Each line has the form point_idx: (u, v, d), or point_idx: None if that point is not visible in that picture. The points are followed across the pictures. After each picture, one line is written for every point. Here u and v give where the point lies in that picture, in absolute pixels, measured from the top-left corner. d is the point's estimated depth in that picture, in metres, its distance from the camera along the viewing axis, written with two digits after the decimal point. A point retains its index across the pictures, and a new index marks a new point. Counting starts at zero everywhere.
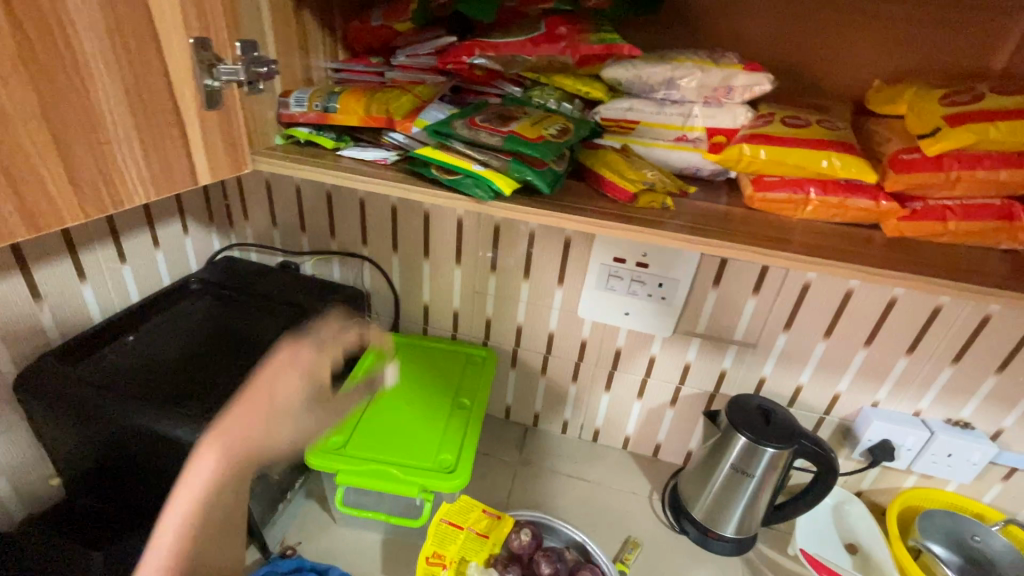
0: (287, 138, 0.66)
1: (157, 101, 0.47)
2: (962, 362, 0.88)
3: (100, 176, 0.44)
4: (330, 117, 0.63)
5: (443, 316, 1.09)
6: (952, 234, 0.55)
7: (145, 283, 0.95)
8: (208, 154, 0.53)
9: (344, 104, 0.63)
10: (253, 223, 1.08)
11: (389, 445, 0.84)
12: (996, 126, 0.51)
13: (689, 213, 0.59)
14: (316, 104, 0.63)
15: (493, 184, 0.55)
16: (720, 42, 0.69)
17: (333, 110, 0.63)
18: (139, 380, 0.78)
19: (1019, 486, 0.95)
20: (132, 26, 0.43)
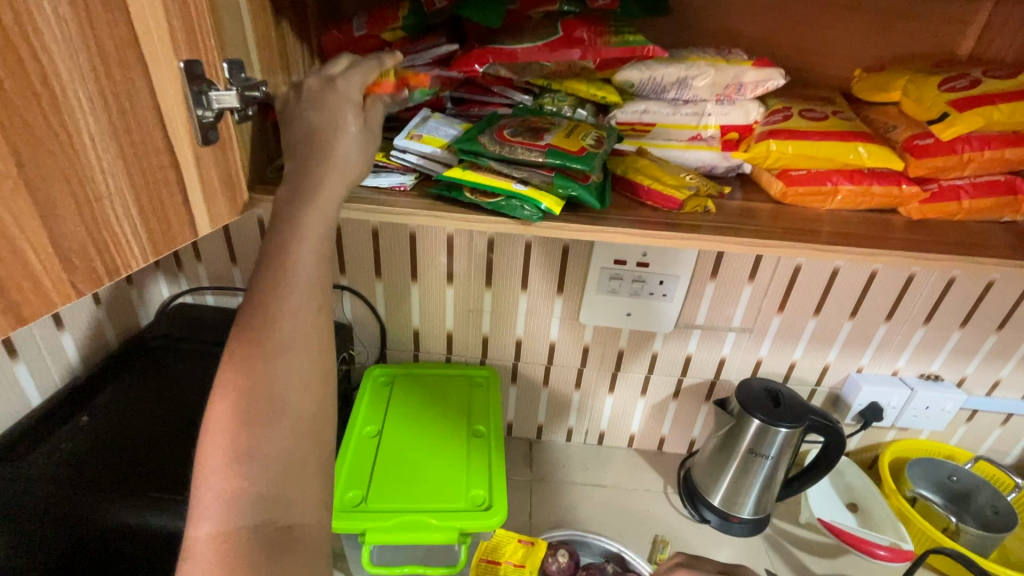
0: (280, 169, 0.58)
1: (149, 142, 0.38)
2: (931, 321, 0.96)
3: (91, 241, 0.35)
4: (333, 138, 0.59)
5: (436, 340, 1.03)
6: (964, 212, 0.60)
7: (89, 347, 0.80)
8: (207, 199, 0.45)
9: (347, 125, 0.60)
10: (206, 262, 0.93)
11: (414, 494, 0.79)
12: (999, 109, 0.55)
13: (724, 215, 0.59)
14: None
15: (541, 203, 0.54)
16: (718, 38, 0.68)
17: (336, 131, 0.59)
18: (107, 466, 0.66)
19: (979, 424, 1.07)
20: (116, 51, 0.35)
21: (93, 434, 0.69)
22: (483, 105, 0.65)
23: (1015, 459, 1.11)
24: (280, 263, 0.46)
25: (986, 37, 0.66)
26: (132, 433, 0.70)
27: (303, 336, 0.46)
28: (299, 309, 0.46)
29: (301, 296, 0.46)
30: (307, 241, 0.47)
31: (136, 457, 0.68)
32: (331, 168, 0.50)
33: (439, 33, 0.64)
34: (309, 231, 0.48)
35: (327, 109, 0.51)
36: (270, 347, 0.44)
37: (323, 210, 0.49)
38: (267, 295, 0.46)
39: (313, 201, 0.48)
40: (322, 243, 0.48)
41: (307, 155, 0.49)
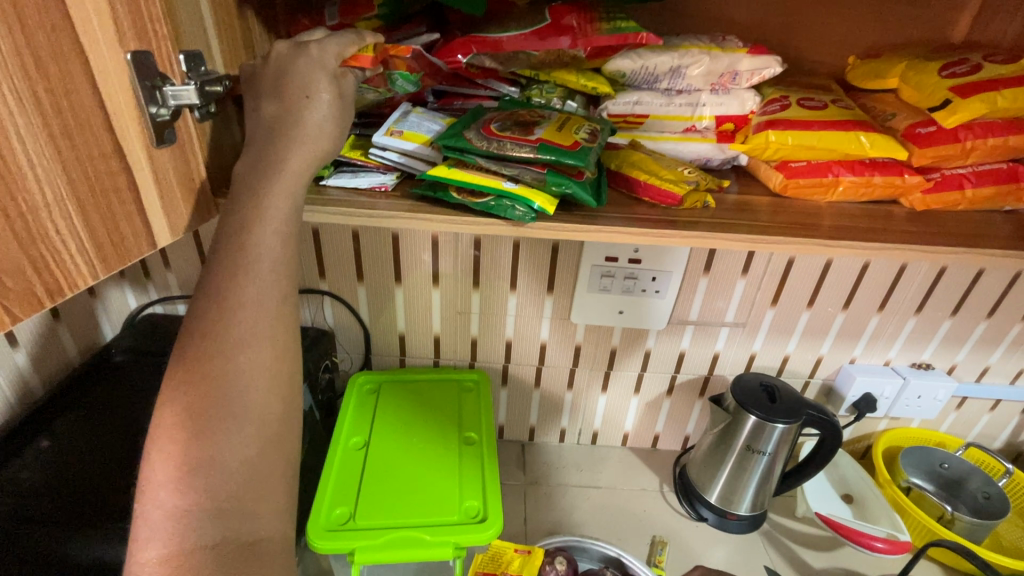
0: None
1: (94, 146, 0.34)
2: (923, 311, 0.95)
3: (27, 260, 0.31)
4: None
5: (423, 343, 0.99)
6: (966, 202, 0.58)
7: (50, 366, 0.75)
8: (165, 206, 0.40)
9: None
10: (176, 270, 0.88)
11: (405, 508, 0.76)
12: (1001, 94, 0.54)
13: (723, 210, 0.57)
14: None
15: (533, 202, 0.51)
16: (711, 24, 0.66)
17: None
18: (71, 495, 0.61)
19: (969, 411, 1.07)
20: (49, 42, 0.30)
21: (55, 461, 0.65)
22: (467, 98, 0.61)
23: (1003, 443, 1.12)
24: (241, 246, 0.42)
25: (983, 18, 0.64)
26: (99, 457, 0.66)
27: (276, 351, 0.42)
28: (264, 300, 0.42)
29: (264, 283, 0.42)
30: (271, 225, 0.43)
31: (102, 484, 0.63)
32: (301, 143, 0.45)
33: (418, 21, 0.61)
34: (273, 213, 0.43)
35: (299, 76, 0.46)
36: (242, 366, 0.40)
37: (289, 187, 0.45)
38: (229, 284, 0.41)
39: (278, 176, 0.44)
40: (288, 227, 0.44)
41: (275, 131, 0.45)
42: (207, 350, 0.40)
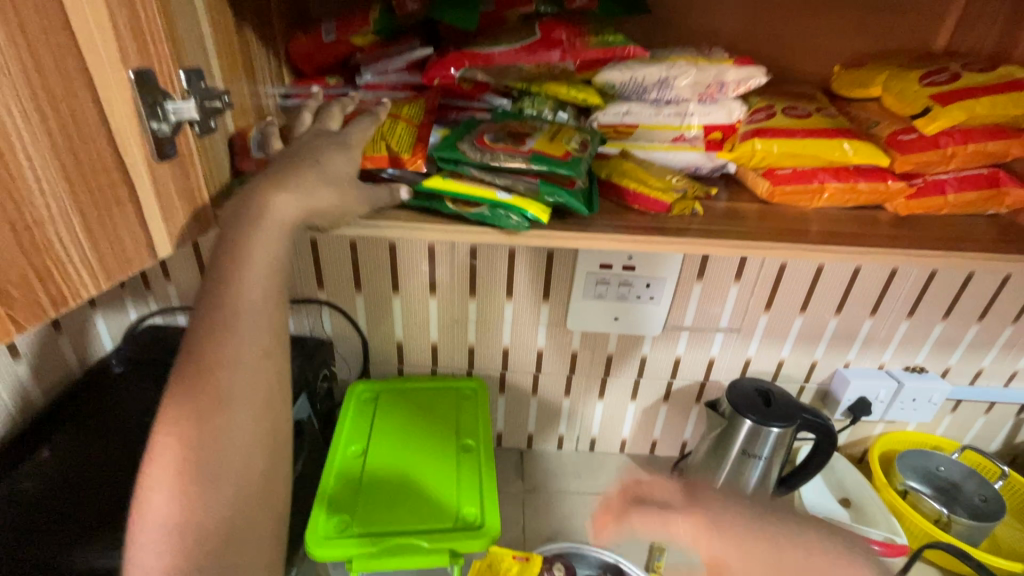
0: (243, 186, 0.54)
1: (95, 160, 0.35)
2: (915, 315, 0.96)
3: (31, 271, 0.32)
4: None
5: (421, 352, 1.00)
6: (949, 207, 0.60)
7: (51, 377, 0.77)
8: (167, 218, 0.41)
9: None
10: (175, 280, 0.88)
11: (402, 516, 0.76)
12: (979, 102, 0.56)
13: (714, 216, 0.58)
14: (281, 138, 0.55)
15: (528, 212, 0.52)
16: (698, 36, 0.67)
17: None
18: (71, 504, 0.62)
19: (963, 414, 1.08)
20: (54, 61, 0.32)
21: (56, 472, 0.65)
22: (461, 110, 0.63)
23: (1000, 445, 1.13)
24: (223, 294, 0.43)
25: (962, 28, 0.66)
26: (98, 467, 0.66)
27: (264, 371, 0.44)
28: (243, 353, 0.43)
29: (243, 337, 0.43)
30: (255, 274, 0.44)
31: (101, 493, 0.64)
32: (299, 191, 0.45)
33: (413, 36, 0.62)
34: (256, 260, 0.44)
35: (308, 144, 0.49)
36: (240, 377, 0.43)
37: (275, 235, 0.45)
38: (211, 333, 0.43)
39: (260, 224, 0.44)
40: (269, 273, 0.45)
41: (271, 173, 0.45)
42: (206, 369, 0.42)
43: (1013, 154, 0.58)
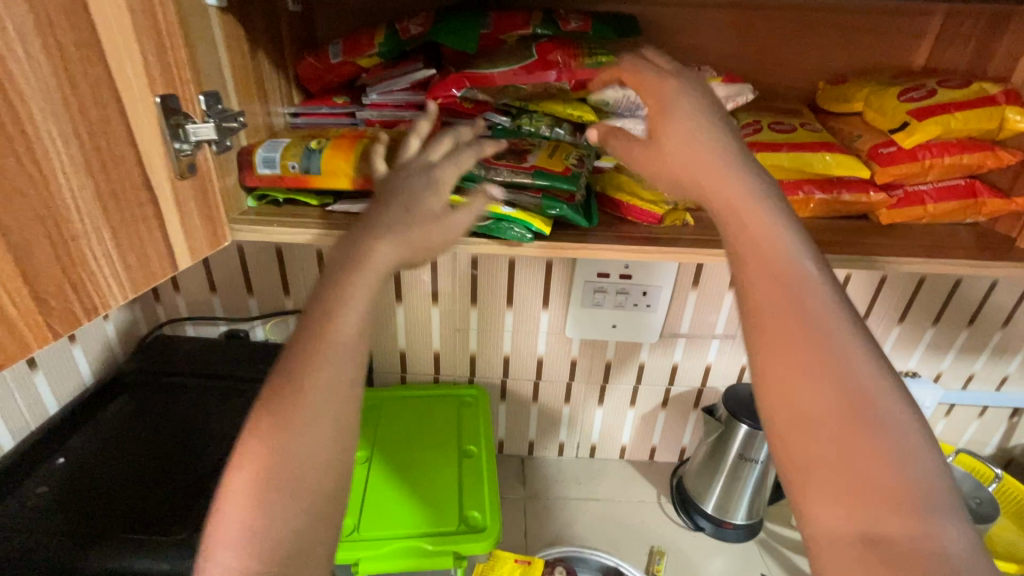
0: (260, 199, 0.59)
1: (125, 178, 0.38)
2: (905, 320, 0.99)
3: (67, 282, 0.35)
4: (310, 177, 0.57)
5: (424, 360, 1.02)
6: (930, 216, 0.63)
7: (65, 388, 0.79)
8: (186, 232, 0.44)
9: (326, 164, 0.57)
10: (184, 291, 0.92)
11: (414, 522, 0.78)
12: (953, 117, 0.59)
13: (658, 100, 0.47)
14: (292, 163, 0.56)
15: (531, 225, 0.55)
16: (689, 55, 0.70)
17: (315, 172, 0.57)
18: (86, 507, 0.64)
19: (958, 417, 1.10)
20: (91, 89, 0.35)
21: (71, 477, 0.68)
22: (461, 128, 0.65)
23: (994, 449, 1.14)
24: (322, 332, 0.45)
25: (940, 46, 0.69)
26: (113, 474, 0.69)
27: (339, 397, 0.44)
28: (335, 384, 0.44)
29: (337, 369, 0.45)
30: (351, 314, 0.46)
31: (115, 498, 0.66)
32: (397, 241, 0.49)
33: (416, 58, 0.65)
34: (353, 304, 0.46)
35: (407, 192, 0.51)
36: (309, 401, 0.43)
37: (372, 279, 0.47)
38: (308, 363, 0.44)
39: (360, 269, 0.47)
40: (365, 315, 0.47)
41: (374, 224, 0.49)
42: (280, 388, 0.43)
43: (988, 165, 0.61)
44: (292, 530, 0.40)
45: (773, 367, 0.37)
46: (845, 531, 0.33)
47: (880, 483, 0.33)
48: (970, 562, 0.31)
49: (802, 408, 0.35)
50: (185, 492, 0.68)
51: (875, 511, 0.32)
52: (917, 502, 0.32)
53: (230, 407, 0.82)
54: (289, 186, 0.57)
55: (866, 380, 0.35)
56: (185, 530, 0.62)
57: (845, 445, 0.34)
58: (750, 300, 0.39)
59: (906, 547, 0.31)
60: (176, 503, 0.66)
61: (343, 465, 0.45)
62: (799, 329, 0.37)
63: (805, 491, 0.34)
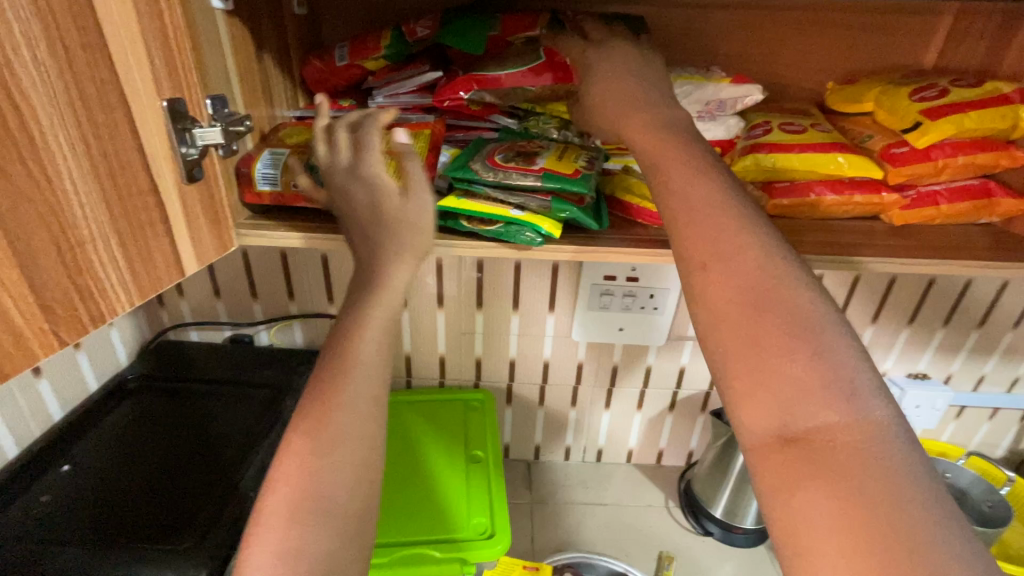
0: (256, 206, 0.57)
1: (132, 184, 0.37)
2: (915, 322, 0.98)
3: (74, 289, 0.34)
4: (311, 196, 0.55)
5: (429, 365, 1.01)
6: (942, 216, 0.62)
7: (71, 394, 0.79)
8: (193, 236, 0.44)
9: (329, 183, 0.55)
10: (188, 297, 0.92)
11: (420, 524, 0.78)
12: (967, 117, 0.58)
13: None
14: (292, 181, 0.54)
15: (541, 228, 0.54)
16: (697, 56, 0.70)
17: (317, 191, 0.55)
18: (91, 515, 0.64)
19: (968, 420, 1.09)
20: (97, 93, 0.34)
21: (76, 487, 0.67)
22: (468, 130, 0.65)
23: (1005, 451, 1.13)
24: (345, 354, 0.46)
25: (949, 45, 0.68)
26: (118, 481, 0.68)
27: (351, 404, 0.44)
28: (359, 402, 0.45)
29: (361, 386, 0.46)
30: (371, 335, 0.47)
31: (120, 505, 0.65)
32: (399, 255, 0.49)
33: (423, 60, 0.65)
34: (371, 324, 0.48)
35: (366, 204, 0.49)
36: (320, 408, 0.44)
37: (388, 300, 0.49)
38: (333, 384, 0.45)
39: (382, 286, 0.48)
40: (382, 328, 0.48)
41: (384, 237, 0.49)
42: None
43: (1002, 165, 0.61)
44: (314, 541, 0.40)
45: (742, 309, 0.38)
46: (767, 429, 0.36)
47: (796, 381, 0.35)
48: (882, 441, 0.34)
49: (722, 319, 0.38)
50: (191, 500, 0.67)
51: (796, 408, 0.35)
52: (834, 394, 0.35)
53: (237, 413, 0.81)
54: (292, 203, 0.55)
55: (779, 288, 0.38)
56: (191, 538, 0.62)
57: (762, 349, 0.37)
58: (684, 237, 0.42)
59: (823, 440, 0.34)
60: (180, 511, 0.65)
61: (362, 472, 0.44)
62: (712, 249, 0.40)
63: (736, 398, 0.37)
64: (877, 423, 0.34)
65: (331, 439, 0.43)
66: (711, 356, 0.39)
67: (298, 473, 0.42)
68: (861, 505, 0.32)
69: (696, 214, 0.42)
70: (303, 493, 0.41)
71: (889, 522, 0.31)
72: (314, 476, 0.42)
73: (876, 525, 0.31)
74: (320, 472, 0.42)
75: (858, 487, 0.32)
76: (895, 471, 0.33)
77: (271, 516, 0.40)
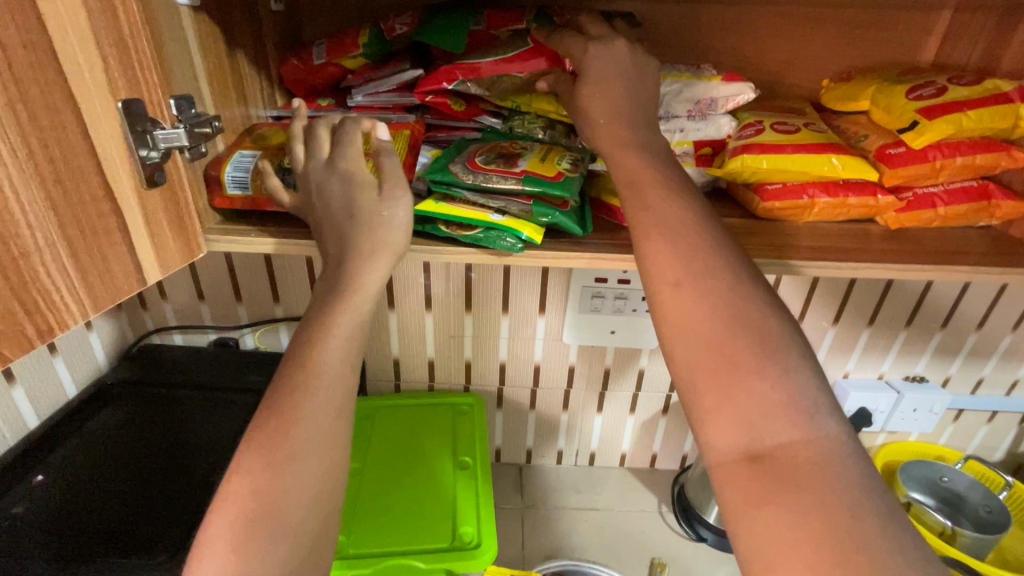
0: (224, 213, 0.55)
1: (84, 189, 0.36)
2: (912, 324, 0.96)
3: (16, 303, 0.32)
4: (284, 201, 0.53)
5: (418, 368, 0.99)
6: (940, 219, 0.60)
7: (46, 401, 0.77)
8: (155, 243, 0.42)
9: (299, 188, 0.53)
10: (171, 299, 0.90)
11: (404, 533, 0.77)
12: (966, 116, 0.56)
13: None
14: (263, 185, 0.52)
15: (522, 233, 0.52)
16: (687, 53, 0.68)
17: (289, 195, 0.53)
18: (64, 527, 0.62)
19: (965, 424, 1.07)
20: (43, 98, 0.32)
21: (48, 498, 0.65)
22: (451, 130, 0.63)
23: (1003, 455, 1.11)
24: (304, 364, 0.44)
25: (947, 43, 0.66)
26: (93, 492, 0.67)
27: (314, 429, 0.43)
28: (319, 421, 0.43)
29: (323, 403, 0.44)
30: (335, 342, 0.45)
31: (94, 517, 0.64)
32: (373, 258, 0.47)
33: (403, 58, 0.62)
34: (333, 332, 0.45)
35: (339, 199, 0.48)
36: (281, 432, 0.42)
37: (354, 307, 0.46)
38: (297, 397, 0.43)
39: (344, 298, 0.46)
40: (349, 343, 0.46)
41: (344, 245, 0.47)
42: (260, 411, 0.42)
43: (1002, 166, 0.59)
44: (280, 560, 0.39)
45: (723, 325, 0.37)
46: (734, 446, 0.35)
47: (757, 396, 0.35)
48: (841, 457, 0.33)
49: (703, 334, 0.37)
50: (167, 512, 0.65)
51: (760, 422, 0.34)
52: (795, 410, 0.35)
53: (217, 420, 0.79)
54: (264, 207, 0.53)
55: (740, 301, 0.38)
56: (166, 553, 0.61)
57: (724, 363, 0.36)
58: (664, 247, 0.41)
59: (787, 456, 0.34)
60: (157, 522, 0.64)
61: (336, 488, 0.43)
62: (682, 269, 0.40)
63: (703, 414, 0.36)
64: (831, 438, 0.34)
65: (297, 455, 0.41)
66: (676, 372, 0.38)
67: (263, 488, 0.40)
68: (821, 521, 0.31)
69: (671, 236, 0.41)
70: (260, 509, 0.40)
71: (852, 538, 0.31)
72: (285, 494, 0.40)
73: (846, 545, 0.30)
74: (290, 489, 0.40)
75: (842, 513, 0.31)
76: (857, 491, 0.32)
77: (229, 534, 0.39)
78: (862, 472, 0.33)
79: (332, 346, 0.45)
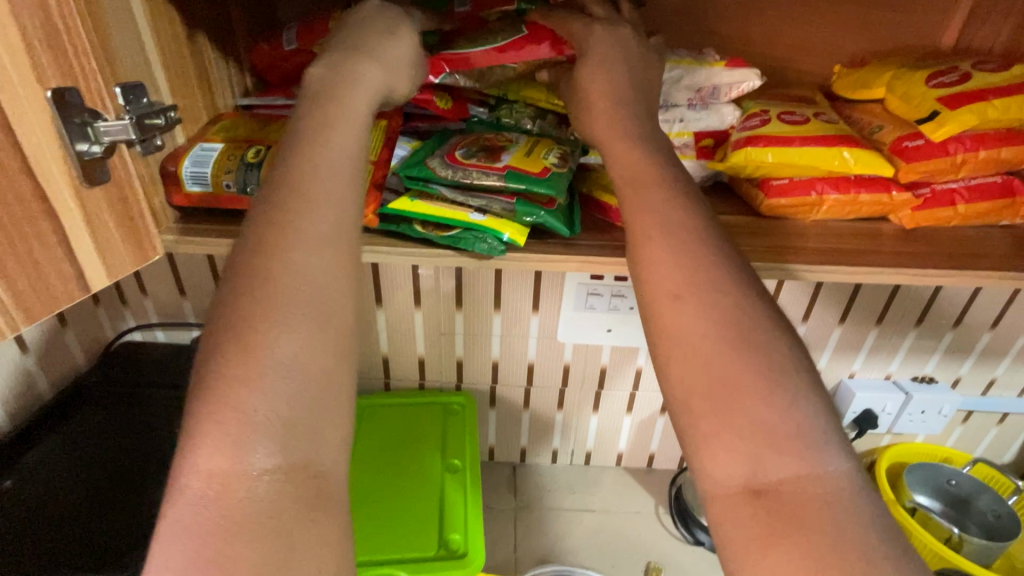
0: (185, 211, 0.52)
1: (10, 192, 0.32)
2: (923, 323, 0.92)
3: None
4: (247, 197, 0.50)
5: (408, 366, 0.96)
6: (960, 217, 0.56)
7: (17, 401, 0.73)
8: (100, 246, 0.38)
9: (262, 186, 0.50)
10: (152, 295, 0.87)
11: (391, 537, 0.75)
12: (991, 106, 0.52)
13: None
14: (226, 180, 0.49)
15: (503, 234, 0.49)
16: (689, 37, 0.63)
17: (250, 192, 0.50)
18: (33, 536, 0.60)
19: (975, 425, 1.03)
20: None
21: (20, 502, 0.63)
22: (434, 121, 0.58)
23: (1013, 457, 1.08)
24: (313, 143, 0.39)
25: (971, 28, 0.62)
26: (67, 497, 0.65)
27: (332, 221, 0.38)
28: (331, 203, 0.38)
29: (336, 185, 0.39)
30: (345, 128, 0.41)
31: (66, 526, 0.62)
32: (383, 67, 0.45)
33: None
34: (343, 119, 0.41)
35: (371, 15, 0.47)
36: (285, 231, 0.37)
37: (363, 97, 0.43)
38: (303, 175, 0.38)
39: (354, 86, 0.43)
40: (358, 137, 0.42)
41: (355, 45, 0.45)
42: None
43: None
44: (273, 419, 0.32)
45: (718, 343, 0.34)
46: (729, 477, 0.32)
47: (757, 424, 0.32)
48: (851, 497, 0.30)
49: (696, 352, 0.34)
50: (141, 521, 0.64)
51: (758, 452, 0.31)
52: (800, 440, 0.31)
53: None
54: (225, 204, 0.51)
55: (739, 317, 0.35)
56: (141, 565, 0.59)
57: (719, 386, 0.33)
58: (656, 255, 0.37)
59: (788, 489, 0.30)
60: (129, 532, 0.62)
61: None
62: (678, 283, 0.36)
63: (697, 440, 0.33)
64: (838, 470, 0.31)
65: None
66: (669, 394, 0.35)
67: None
68: (823, 567, 0.28)
69: (667, 243, 0.38)
70: (266, 307, 0.34)
71: None
72: None
73: None
74: None
75: (846, 559, 0.28)
76: (866, 533, 0.29)
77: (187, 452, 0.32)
78: (870, 509, 0.30)
79: (341, 132, 0.41)
